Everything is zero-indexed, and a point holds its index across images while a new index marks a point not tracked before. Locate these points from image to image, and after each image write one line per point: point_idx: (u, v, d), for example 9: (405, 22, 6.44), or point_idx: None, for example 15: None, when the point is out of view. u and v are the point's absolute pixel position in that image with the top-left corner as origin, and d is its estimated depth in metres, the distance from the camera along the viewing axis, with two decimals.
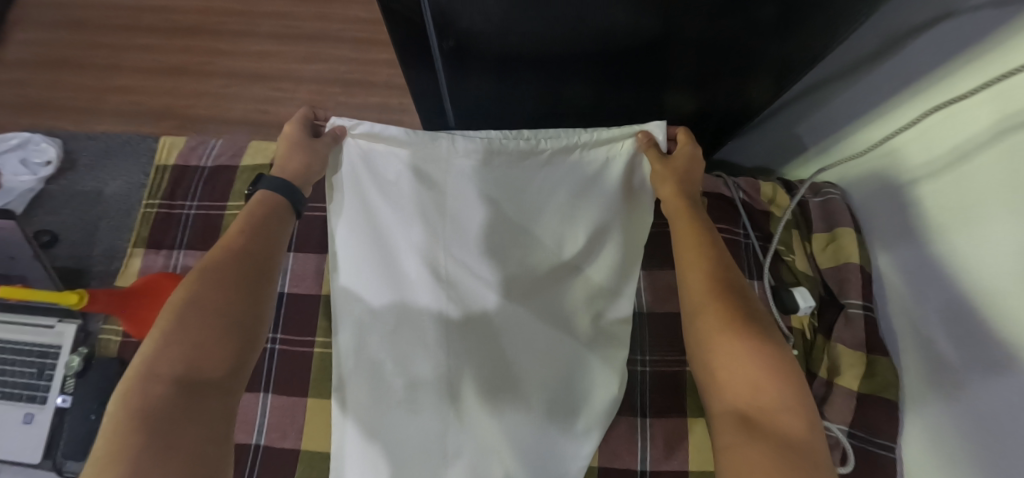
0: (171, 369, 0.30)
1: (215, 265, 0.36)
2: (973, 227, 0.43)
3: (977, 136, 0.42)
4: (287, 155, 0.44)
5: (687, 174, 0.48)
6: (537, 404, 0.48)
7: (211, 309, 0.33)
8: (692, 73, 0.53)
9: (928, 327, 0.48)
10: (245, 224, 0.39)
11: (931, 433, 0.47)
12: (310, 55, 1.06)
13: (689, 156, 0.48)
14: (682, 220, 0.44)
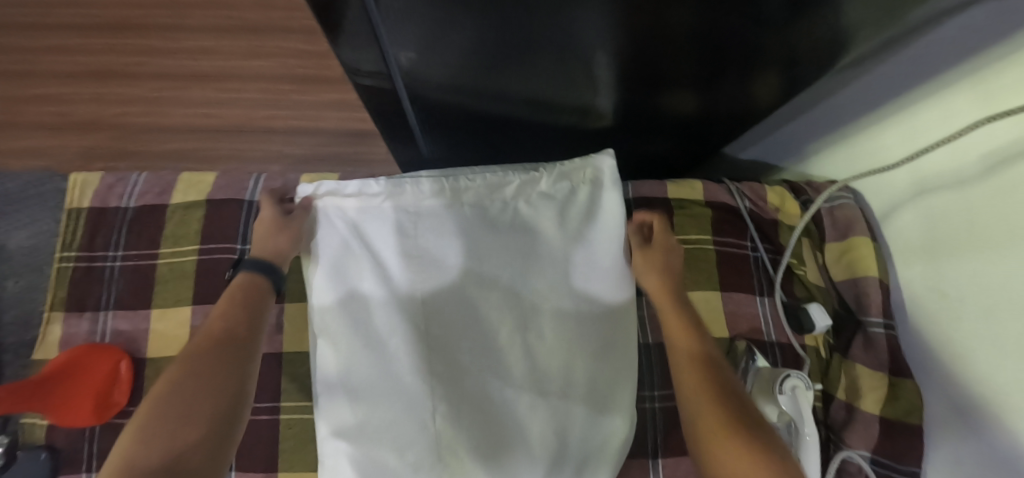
0: (149, 463, 0.27)
1: (194, 355, 0.34)
2: (1003, 254, 0.38)
3: (1005, 146, 0.37)
4: (267, 242, 0.51)
5: (668, 262, 0.53)
6: (533, 452, 0.49)
7: (202, 395, 0.32)
8: (689, 67, 0.44)
9: (958, 353, 0.43)
10: (223, 313, 0.37)
11: (952, 465, 0.44)
12: (253, 49, 0.82)
13: (667, 248, 0.53)
14: (673, 314, 0.45)
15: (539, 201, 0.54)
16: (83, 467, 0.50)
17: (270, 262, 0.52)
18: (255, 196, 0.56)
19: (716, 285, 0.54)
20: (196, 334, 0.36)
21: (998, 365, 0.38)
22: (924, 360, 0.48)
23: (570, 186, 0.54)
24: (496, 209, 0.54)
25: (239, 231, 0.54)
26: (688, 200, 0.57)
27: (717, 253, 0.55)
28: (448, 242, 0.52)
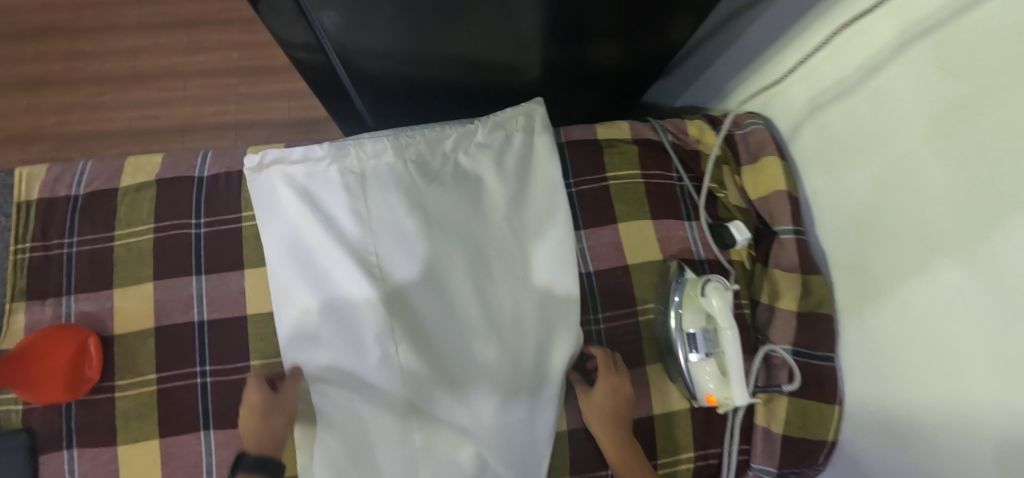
0: None
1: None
2: (894, 139, 0.45)
3: (886, 47, 0.45)
4: (257, 431, 0.51)
5: (616, 400, 0.53)
6: (492, 382, 0.54)
7: None
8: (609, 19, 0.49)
9: (857, 238, 0.51)
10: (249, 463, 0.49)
11: (865, 338, 0.51)
12: (193, 45, 1.16)
13: (611, 387, 0.53)
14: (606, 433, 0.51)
15: (476, 152, 0.58)
16: (62, 444, 0.52)
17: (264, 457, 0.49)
18: (204, 173, 0.57)
19: (647, 215, 0.59)
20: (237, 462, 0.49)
21: (897, 244, 0.46)
22: (831, 256, 0.55)
23: (505, 135, 0.58)
24: (438, 163, 0.58)
25: (193, 207, 0.56)
26: (617, 139, 0.61)
27: (645, 184, 0.60)
28: (395, 197, 0.56)
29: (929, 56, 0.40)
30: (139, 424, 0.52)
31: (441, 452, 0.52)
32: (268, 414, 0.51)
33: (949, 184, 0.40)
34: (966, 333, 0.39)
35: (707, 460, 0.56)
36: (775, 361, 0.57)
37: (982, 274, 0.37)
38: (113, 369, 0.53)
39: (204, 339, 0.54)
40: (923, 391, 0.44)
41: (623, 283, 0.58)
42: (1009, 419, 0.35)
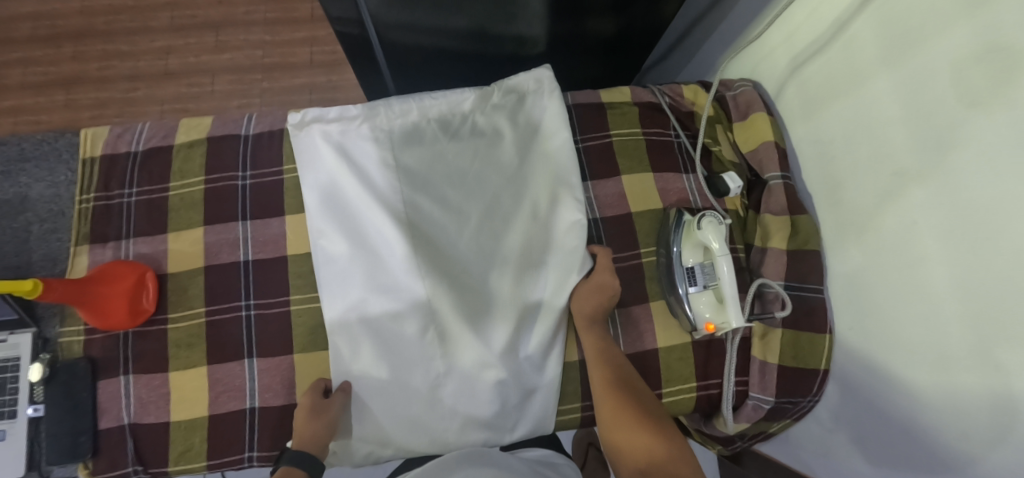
0: None
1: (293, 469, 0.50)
2: (860, 86, 0.52)
3: (850, 6, 0.52)
4: (305, 427, 0.53)
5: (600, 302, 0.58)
6: (507, 318, 0.59)
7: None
8: None
9: (837, 177, 0.57)
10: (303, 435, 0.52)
11: (848, 267, 0.56)
12: (220, 44, 1.24)
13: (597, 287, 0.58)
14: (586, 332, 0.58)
15: (492, 112, 0.65)
16: (120, 370, 0.57)
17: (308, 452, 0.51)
18: (250, 131, 0.64)
19: (647, 168, 0.65)
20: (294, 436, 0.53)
21: (863, 178, 0.52)
22: (815, 199, 0.61)
23: (518, 96, 0.65)
24: (457, 122, 0.64)
25: (240, 162, 0.63)
26: (619, 101, 0.68)
27: (646, 141, 0.66)
28: (420, 151, 0.63)
29: (885, 9, 0.47)
30: (188, 352, 0.58)
31: (460, 381, 0.58)
32: (317, 416, 0.53)
33: (909, 115, 0.46)
34: (925, 243, 0.46)
35: (709, 390, 0.61)
36: (768, 295, 0.61)
37: (938, 189, 0.44)
38: (167, 303, 0.59)
39: (249, 276, 0.60)
40: (891, 303, 0.50)
41: (626, 228, 0.64)
42: (966, 307, 0.42)
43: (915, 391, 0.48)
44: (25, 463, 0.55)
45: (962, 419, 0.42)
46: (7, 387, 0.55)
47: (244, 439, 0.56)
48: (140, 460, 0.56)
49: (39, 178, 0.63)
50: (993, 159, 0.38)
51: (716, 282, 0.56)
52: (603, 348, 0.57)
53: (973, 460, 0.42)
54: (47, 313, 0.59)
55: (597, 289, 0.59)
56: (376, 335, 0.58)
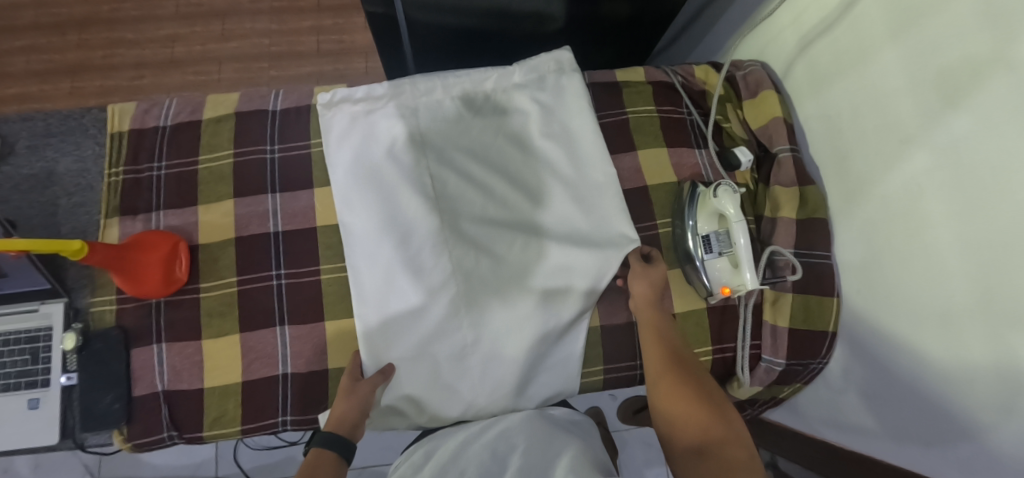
0: None
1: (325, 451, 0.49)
2: (867, 61, 0.55)
3: None
4: (341, 408, 0.53)
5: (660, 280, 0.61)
6: (535, 289, 0.61)
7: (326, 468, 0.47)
8: None
9: (844, 149, 0.60)
10: (338, 418, 0.52)
11: (855, 231, 0.60)
12: (226, 32, 1.24)
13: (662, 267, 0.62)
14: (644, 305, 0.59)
15: (514, 91, 0.67)
16: (153, 339, 0.58)
17: (341, 434, 0.50)
18: (277, 106, 0.66)
19: (662, 144, 0.68)
20: (328, 420, 0.53)
21: (871, 148, 0.56)
22: (823, 171, 0.64)
23: (540, 75, 0.67)
24: (481, 100, 0.66)
25: (268, 136, 0.64)
26: (635, 80, 0.70)
27: (660, 118, 0.69)
28: (446, 129, 0.65)
29: None
30: (221, 321, 0.59)
31: (491, 350, 0.60)
32: (351, 397, 0.54)
33: (914, 85, 0.49)
34: (931, 204, 0.49)
35: (724, 353, 0.64)
36: (778, 262, 0.64)
37: (943, 152, 0.47)
38: (199, 272, 0.60)
39: (279, 246, 0.61)
40: (899, 265, 0.53)
41: (643, 199, 0.66)
42: (972, 261, 0.45)
43: (923, 345, 0.51)
44: (59, 431, 0.56)
45: (967, 367, 0.46)
46: (40, 357, 0.57)
47: (278, 403, 0.58)
48: (175, 426, 0.57)
49: (66, 153, 0.64)
50: (994, 120, 0.41)
51: (731, 248, 0.59)
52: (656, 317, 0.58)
53: (978, 406, 0.45)
54: (77, 283, 0.59)
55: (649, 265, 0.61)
56: (407, 305, 0.59)
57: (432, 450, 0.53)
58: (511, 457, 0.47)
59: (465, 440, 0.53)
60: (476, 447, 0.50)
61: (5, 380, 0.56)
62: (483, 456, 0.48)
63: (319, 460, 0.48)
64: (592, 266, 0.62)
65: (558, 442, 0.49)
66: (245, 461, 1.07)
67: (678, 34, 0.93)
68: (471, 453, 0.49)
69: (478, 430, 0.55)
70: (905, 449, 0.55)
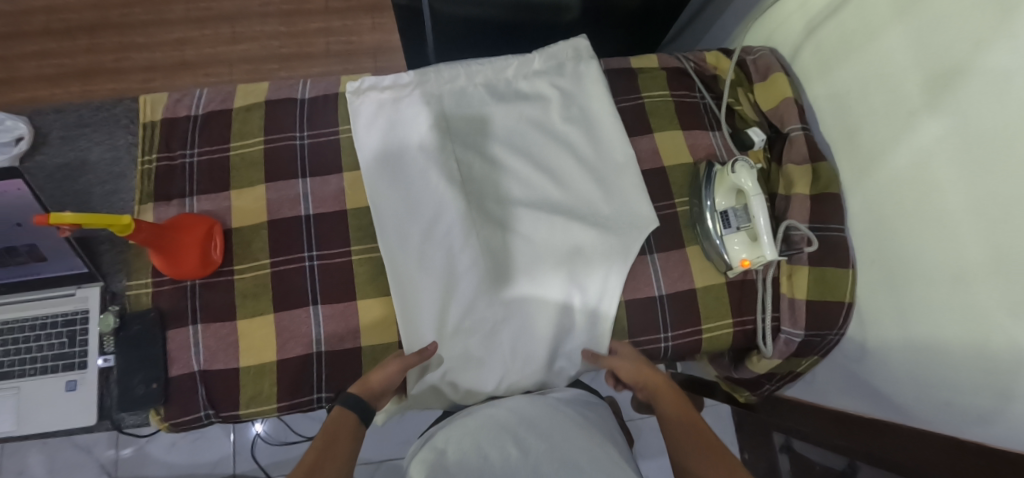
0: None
1: (346, 414, 0.51)
2: (873, 42, 0.58)
3: None
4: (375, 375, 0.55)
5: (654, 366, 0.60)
6: (560, 266, 0.63)
7: (345, 431, 0.49)
8: None
9: (854, 127, 0.63)
10: (371, 384, 0.54)
11: (867, 205, 0.62)
12: (236, 35, 1.27)
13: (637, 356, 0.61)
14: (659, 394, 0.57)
15: (535, 77, 0.69)
16: (188, 320, 0.59)
17: (366, 398, 0.52)
18: (305, 95, 0.68)
19: (678, 126, 0.71)
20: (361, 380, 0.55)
21: (881, 122, 0.58)
22: (835, 148, 0.67)
23: (559, 62, 0.70)
24: (503, 87, 0.69)
25: (296, 123, 0.66)
26: (649, 66, 0.73)
27: (675, 102, 0.71)
28: (470, 114, 0.67)
29: None
30: (255, 301, 0.60)
31: (520, 325, 0.62)
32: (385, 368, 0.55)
33: (921, 61, 0.52)
34: (940, 172, 0.51)
35: (744, 325, 0.66)
36: (793, 236, 0.66)
37: (950, 120, 0.49)
38: (233, 255, 0.61)
39: (311, 229, 0.62)
40: (913, 233, 0.56)
41: (662, 179, 0.69)
42: (982, 223, 0.47)
43: (940, 306, 0.53)
44: (97, 412, 0.56)
45: (980, 322, 0.48)
46: (78, 339, 0.58)
47: (311, 382, 0.58)
48: (211, 405, 0.57)
49: (99, 143, 0.65)
50: (996, 85, 0.44)
51: (749, 223, 0.61)
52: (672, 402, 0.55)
53: (997, 359, 0.46)
54: (112, 267, 0.60)
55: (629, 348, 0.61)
56: (438, 284, 0.61)
57: (451, 434, 0.51)
58: (531, 439, 0.47)
59: (483, 421, 0.52)
60: (496, 427, 0.49)
61: (42, 363, 0.57)
62: (504, 439, 0.47)
63: (343, 419, 0.50)
64: (616, 244, 0.64)
65: (578, 432, 0.49)
66: (262, 457, 1.07)
67: (689, 21, 0.98)
68: (492, 434, 0.48)
69: (494, 407, 0.55)
70: (932, 412, 0.57)
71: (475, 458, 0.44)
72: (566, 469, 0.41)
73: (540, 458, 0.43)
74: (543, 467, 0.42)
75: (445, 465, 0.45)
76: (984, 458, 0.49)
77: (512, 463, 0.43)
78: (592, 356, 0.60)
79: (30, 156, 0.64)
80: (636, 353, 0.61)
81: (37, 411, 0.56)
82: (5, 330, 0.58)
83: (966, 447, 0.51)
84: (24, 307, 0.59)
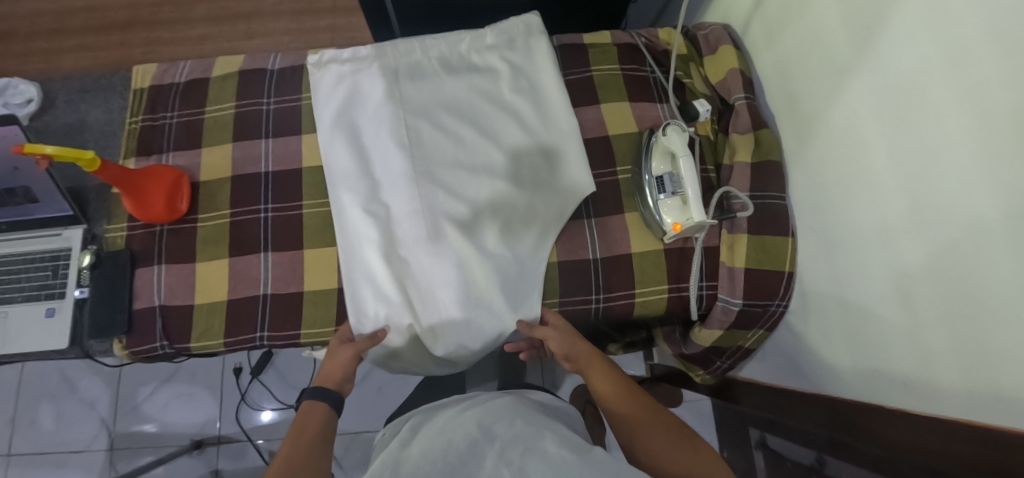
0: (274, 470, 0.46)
1: (315, 408, 0.54)
2: (806, 7, 0.58)
3: None
4: (328, 366, 0.58)
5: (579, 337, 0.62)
6: (498, 224, 0.65)
7: (317, 422, 0.52)
8: None
9: (796, 94, 0.62)
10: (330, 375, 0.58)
11: (806, 173, 0.61)
12: (251, 31, 1.38)
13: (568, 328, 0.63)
14: (592, 362, 0.59)
15: (486, 52, 0.73)
16: (154, 260, 0.65)
17: (327, 388, 0.56)
18: (275, 66, 0.74)
19: (625, 98, 0.72)
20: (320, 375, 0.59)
21: (816, 85, 0.58)
22: (778, 117, 0.67)
23: (510, 37, 0.73)
24: (456, 60, 0.72)
25: (265, 91, 0.72)
26: (601, 42, 0.76)
27: (623, 75, 0.73)
28: (422, 84, 0.71)
29: None
30: (213, 246, 0.65)
31: (454, 279, 0.63)
32: (335, 357, 0.59)
33: (847, 20, 0.52)
34: (866, 129, 0.50)
35: (681, 292, 0.65)
36: (733, 205, 0.66)
37: (873, 77, 0.49)
38: (198, 205, 0.67)
39: (268, 183, 0.68)
40: (843, 194, 0.55)
41: (605, 148, 0.70)
42: (904, 175, 0.46)
43: (873, 268, 0.52)
44: (70, 337, 0.63)
45: (908, 279, 0.47)
46: (59, 273, 0.65)
47: (257, 322, 0.63)
48: (166, 337, 0.63)
49: (96, 106, 0.73)
50: (914, 36, 0.43)
51: (682, 188, 0.61)
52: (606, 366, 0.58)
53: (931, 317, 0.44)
54: (96, 214, 0.68)
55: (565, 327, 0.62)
56: (379, 240, 0.64)
57: (425, 426, 0.56)
58: (498, 426, 0.50)
59: (452, 415, 0.56)
60: (465, 417, 0.53)
61: (28, 292, 0.65)
62: (470, 427, 0.51)
63: (311, 412, 0.54)
64: (552, 207, 0.66)
65: (542, 420, 0.52)
66: (245, 421, 1.12)
67: (664, 5, 1.00)
68: (457, 424, 0.52)
69: (463, 404, 0.59)
70: (870, 381, 0.55)
71: (440, 444, 0.50)
72: (530, 451, 0.44)
73: (506, 443, 0.46)
74: (508, 452, 0.45)
75: (416, 454, 0.50)
76: (919, 428, 0.47)
77: (478, 449, 0.47)
78: (525, 326, 0.62)
79: (38, 116, 0.73)
80: (570, 328, 0.63)
81: (19, 334, 0.63)
82: (1, 262, 0.66)
83: (902, 415, 0.50)
84: (15, 243, 0.66)
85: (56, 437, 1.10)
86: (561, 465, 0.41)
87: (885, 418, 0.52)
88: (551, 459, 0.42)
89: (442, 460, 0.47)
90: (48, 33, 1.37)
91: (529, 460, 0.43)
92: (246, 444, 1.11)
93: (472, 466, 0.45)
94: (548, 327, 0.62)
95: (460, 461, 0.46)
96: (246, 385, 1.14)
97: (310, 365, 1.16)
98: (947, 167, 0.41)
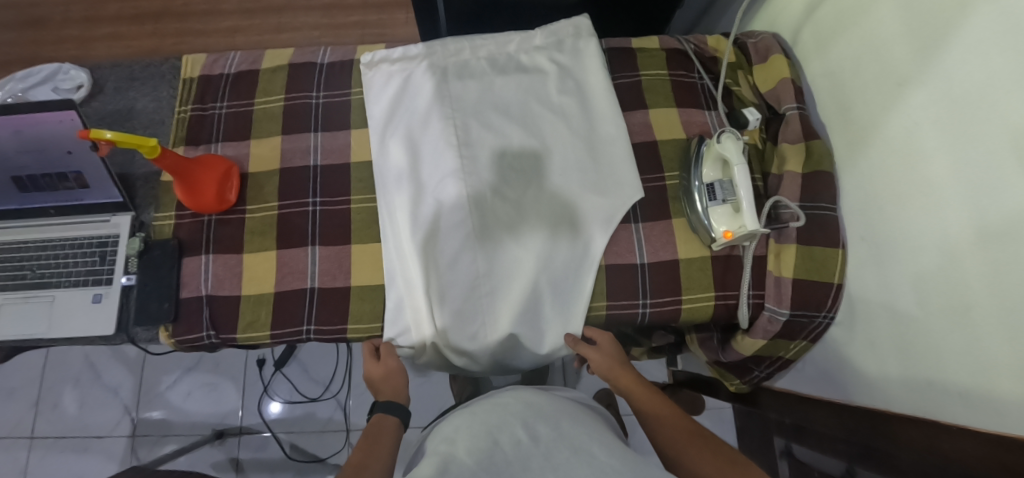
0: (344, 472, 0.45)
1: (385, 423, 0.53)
2: (865, 16, 0.58)
3: None
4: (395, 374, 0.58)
5: (616, 352, 0.62)
6: (541, 225, 0.64)
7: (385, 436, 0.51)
8: None
9: (850, 104, 0.62)
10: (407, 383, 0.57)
11: (859, 181, 0.61)
12: (281, 25, 1.38)
13: (610, 341, 0.63)
14: (634, 383, 0.59)
15: (535, 52, 0.72)
16: (201, 249, 0.65)
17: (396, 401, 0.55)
18: (324, 60, 0.75)
19: (672, 104, 0.73)
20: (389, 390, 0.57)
21: (871, 94, 0.58)
22: (831, 126, 0.66)
23: (559, 39, 0.73)
24: (504, 60, 0.72)
25: (314, 85, 0.73)
26: (651, 46, 0.77)
27: (671, 80, 0.74)
28: (470, 82, 0.70)
29: None
30: (260, 238, 0.65)
31: (497, 279, 0.63)
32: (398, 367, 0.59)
33: (909, 30, 0.52)
34: (924, 139, 0.50)
35: (727, 300, 0.65)
36: (783, 216, 0.66)
37: (936, 87, 0.48)
38: (246, 196, 0.67)
39: (316, 177, 0.68)
40: (900, 203, 0.54)
41: (653, 152, 0.70)
42: (965, 189, 0.45)
43: (928, 282, 0.51)
44: (116, 323, 0.63)
45: (966, 293, 0.46)
46: (107, 259, 0.65)
47: (302, 315, 0.63)
48: (213, 327, 0.63)
49: (145, 94, 0.74)
50: (981, 50, 0.43)
51: (734, 195, 0.61)
52: (652, 389, 0.58)
53: (988, 335, 0.44)
54: (143, 201, 0.69)
55: (605, 350, 0.62)
56: (424, 236, 0.63)
57: (460, 423, 0.50)
58: (542, 429, 0.47)
59: (493, 409, 0.52)
60: (508, 414, 0.50)
61: (73, 277, 0.65)
62: (514, 427, 0.47)
63: (382, 424, 0.52)
64: (599, 210, 0.65)
65: (586, 425, 0.50)
66: (268, 414, 1.12)
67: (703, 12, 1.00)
68: (500, 420, 0.48)
69: (502, 397, 0.56)
70: (921, 392, 0.53)
71: (485, 440, 0.44)
72: (578, 455, 0.42)
73: (551, 445, 0.44)
74: (555, 455, 0.42)
75: (455, 451, 0.44)
76: (980, 442, 0.44)
77: (524, 450, 0.43)
78: (572, 340, 0.62)
79: (88, 102, 0.73)
80: (615, 347, 0.63)
81: (66, 318, 0.63)
82: (48, 246, 0.66)
83: (961, 430, 0.47)
84: (65, 228, 0.66)
85: (79, 424, 1.10)
86: (610, 473, 0.39)
87: (937, 431, 0.50)
88: (599, 467, 0.40)
89: (491, 459, 0.42)
90: (78, 20, 1.38)
91: (577, 466, 0.40)
92: (267, 436, 1.10)
93: (518, 468, 0.41)
94: (594, 347, 0.62)
95: (506, 462, 0.41)
96: (270, 377, 1.14)
97: (332, 359, 1.16)
98: (1010, 182, 0.40)
